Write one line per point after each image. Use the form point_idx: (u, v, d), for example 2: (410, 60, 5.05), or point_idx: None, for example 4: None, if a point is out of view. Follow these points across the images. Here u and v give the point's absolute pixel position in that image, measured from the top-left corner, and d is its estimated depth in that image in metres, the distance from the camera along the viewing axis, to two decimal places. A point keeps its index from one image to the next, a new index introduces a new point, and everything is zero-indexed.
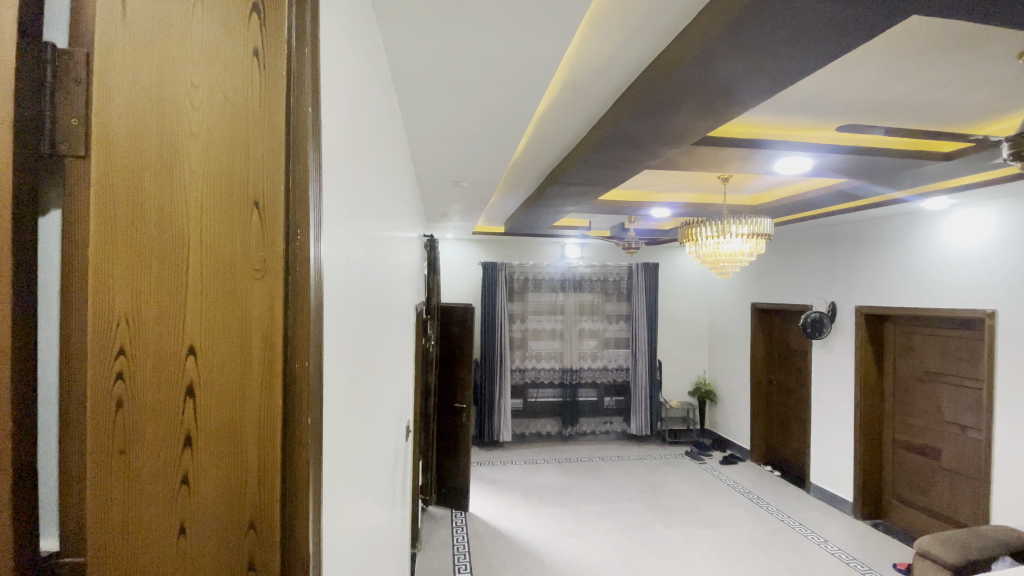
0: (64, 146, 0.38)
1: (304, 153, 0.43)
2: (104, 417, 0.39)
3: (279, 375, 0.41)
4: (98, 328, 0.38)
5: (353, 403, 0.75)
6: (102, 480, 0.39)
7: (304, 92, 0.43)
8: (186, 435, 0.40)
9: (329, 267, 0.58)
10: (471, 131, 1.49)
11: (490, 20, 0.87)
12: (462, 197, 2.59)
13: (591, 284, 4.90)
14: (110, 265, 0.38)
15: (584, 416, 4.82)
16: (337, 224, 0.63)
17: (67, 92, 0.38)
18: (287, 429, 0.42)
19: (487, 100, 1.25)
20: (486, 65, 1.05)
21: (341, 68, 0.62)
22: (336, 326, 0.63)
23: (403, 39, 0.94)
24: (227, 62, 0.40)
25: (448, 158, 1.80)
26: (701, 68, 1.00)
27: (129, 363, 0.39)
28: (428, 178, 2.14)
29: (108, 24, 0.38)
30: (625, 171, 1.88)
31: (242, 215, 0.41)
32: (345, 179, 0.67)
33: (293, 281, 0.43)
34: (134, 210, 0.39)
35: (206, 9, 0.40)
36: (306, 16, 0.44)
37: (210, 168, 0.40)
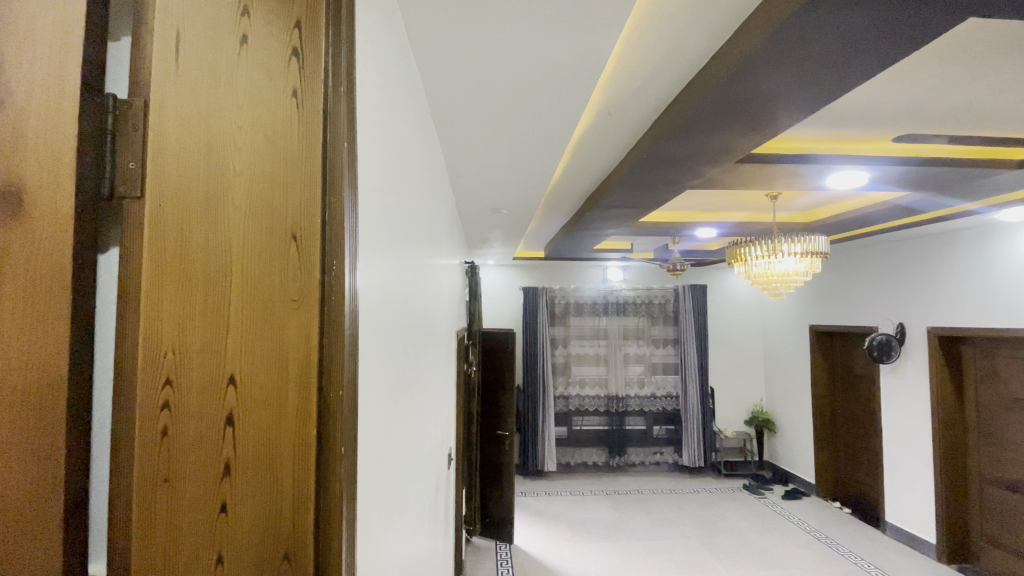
0: (122, 189, 0.41)
1: (338, 186, 0.44)
2: (150, 445, 0.40)
3: (314, 404, 0.42)
4: (147, 360, 0.40)
5: (393, 425, 0.75)
6: (146, 507, 0.40)
7: (340, 128, 0.45)
8: (225, 463, 0.41)
9: (368, 295, 0.58)
10: (509, 157, 1.52)
11: (523, 46, 0.90)
12: (502, 223, 2.63)
13: (636, 307, 4.78)
14: (161, 298, 0.40)
15: (633, 446, 4.65)
16: (378, 251, 0.64)
17: (126, 138, 0.41)
18: (321, 458, 0.42)
19: (523, 126, 1.27)
20: (520, 91, 1.07)
21: (379, 101, 0.65)
22: (377, 350, 0.63)
23: (439, 70, 0.98)
24: (270, 104, 0.43)
25: (487, 185, 1.84)
26: (740, 85, 0.98)
27: (176, 393, 0.40)
28: (468, 206, 2.19)
29: (163, 74, 0.41)
30: (666, 192, 1.85)
31: (281, 249, 0.42)
32: (385, 208, 0.68)
33: (329, 312, 0.43)
34: (183, 246, 0.41)
35: (249, 55, 0.43)
36: (343, 56, 0.46)
37: (252, 204, 0.42)
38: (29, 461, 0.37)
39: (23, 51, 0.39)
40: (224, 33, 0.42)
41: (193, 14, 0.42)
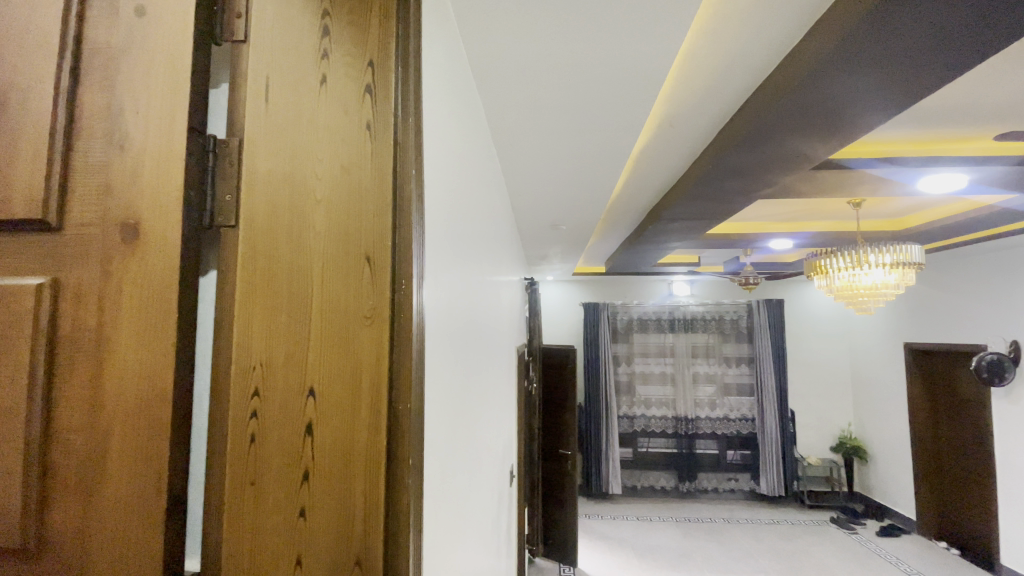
0: (221, 219, 0.46)
1: (407, 210, 0.47)
2: (240, 450, 0.43)
3: (384, 416, 0.44)
4: (238, 373, 0.44)
5: (457, 438, 0.76)
6: (234, 508, 0.43)
7: (409, 156, 0.48)
8: (304, 470, 0.43)
9: (434, 311, 0.61)
10: (567, 174, 1.54)
11: (581, 64, 0.92)
12: (562, 240, 2.63)
13: (705, 324, 4.57)
14: (252, 316, 0.44)
15: (704, 471, 4.42)
16: (441, 270, 0.66)
17: (224, 174, 0.46)
18: (391, 467, 0.44)
19: (582, 142, 1.28)
20: (578, 108, 1.09)
21: (442, 123, 0.68)
22: (440, 366, 0.65)
23: (499, 93, 1.02)
24: (346, 137, 0.46)
25: (546, 202, 1.86)
26: (812, 89, 0.94)
27: (262, 403, 0.44)
28: (527, 223, 2.22)
29: (255, 116, 0.46)
30: (733, 203, 1.78)
31: (355, 270, 0.45)
32: (447, 229, 0.71)
33: (398, 327, 0.45)
34: (270, 268, 0.45)
35: (328, 95, 0.47)
36: (410, 90, 0.49)
37: (331, 228, 0.45)
38: (142, 460, 0.43)
39: (141, 102, 0.45)
40: (307, 75, 0.47)
41: (281, 61, 0.47)
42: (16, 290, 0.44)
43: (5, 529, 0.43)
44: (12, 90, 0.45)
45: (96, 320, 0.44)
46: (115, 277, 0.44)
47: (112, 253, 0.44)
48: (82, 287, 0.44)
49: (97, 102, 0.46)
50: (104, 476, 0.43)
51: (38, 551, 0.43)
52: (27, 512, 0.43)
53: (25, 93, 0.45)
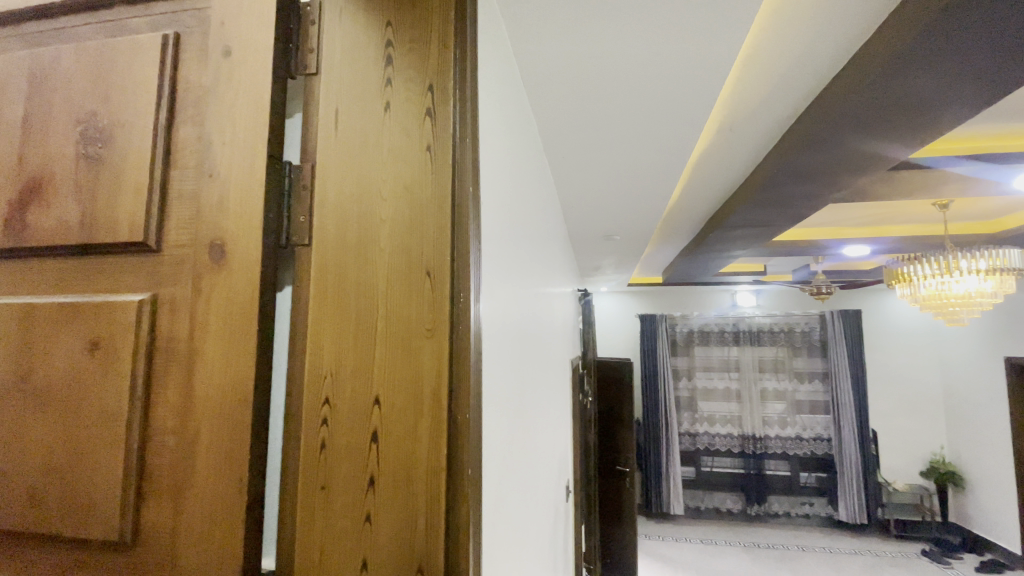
0: (296, 238, 0.49)
1: (465, 226, 0.48)
2: (312, 455, 0.46)
3: (445, 426, 0.45)
4: (311, 382, 0.47)
5: (514, 452, 0.77)
6: (307, 510, 0.46)
7: (466, 175, 0.49)
8: (370, 477, 0.45)
9: (490, 323, 0.62)
10: (621, 184, 1.53)
11: (632, 73, 0.92)
12: (616, 250, 2.60)
13: (773, 336, 4.32)
14: (324, 328, 0.47)
15: (775, 494, 4.15)
16: (496, 284, 0.68)
17: (299, 197, 0.50)
18: (451, 475, 0.45)
19: (635, 151, 1.28)
20: (630, 117, 1.09)
21: (496, 139, 0.70)
22: (496, 378, 0.66)
23: (551, 106, 1.04)
24: (408, 159, 0.49)
25: (600, 212, 1.85)
26: (884, 87, 0.88)
27: (333, 411, 0.46)
28: (581, 234, 2.22)
29: (327, 142, 0.50)
30: (800, 209, 1.70)
31: (417, 284, 0.47)
32: (502, 243, 0.73)
33: (458, 339, 0.47)
34: (339, 284, 0.48)
35: (392, 119, 0.49)
36: (467, 111, 0.51)
37: (394, 245, 0.48)
38: (226, 463, 0.46)
39: (225, 134, 0.50)
40: (372, 102, 0.50)
41: (349, 90, 0.50)
42: (119, 304, 0.50)
43: (108, 521, 0.48)
44: (120, 130, 0.52)
45: (188, 332, 0.49)
46: (204, 294, 0.49)
47: (202, 272, 0.49)
48: (177, 302, 0.49)
49: (191, 137, 0.51)
50: (191, 477, 0.47)
51: (135, 543, 0.48)
52: (128, 506, 0.48)
53: (131, 132, 0.51)
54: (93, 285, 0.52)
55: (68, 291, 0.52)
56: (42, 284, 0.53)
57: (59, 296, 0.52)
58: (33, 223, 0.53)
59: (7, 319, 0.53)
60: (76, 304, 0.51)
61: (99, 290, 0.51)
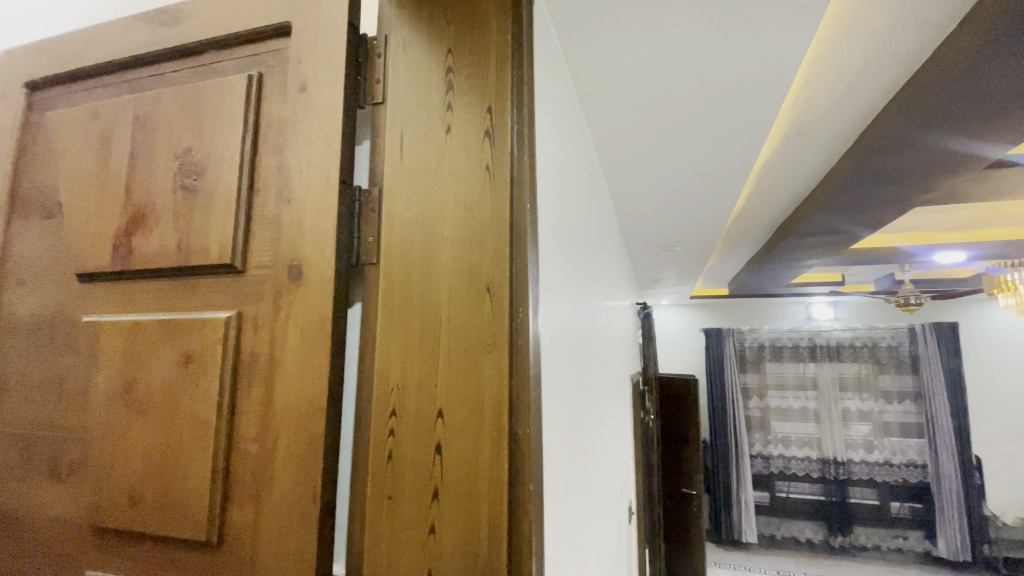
0: (366, 257, 0.53)
1: (524, 242, 0.49)
2: (379, 465, 0.48)
3: (506, 440, 0.46)
4: (379, 395, 0.49)
5: (574, 468, 0.76)
6: (375, 518, 0.47)
7: (525, 192, 0.50)
8: (434, 489, 0.46)
9: (548, 338, 0.63)
10: (681, 194, 1.50)
11: (688, 80, 0.90)
12: (677, 262, 2.53)
13: (854, 352, 4.00)
14: (390, 342, 0.50)
15: (862, 525, 3.80)
16: (554, 299, 0.68)
17: (369, 219, 0.53)
18: (513, 491, 0.45)
19: (696, 159, 1.24)
20: (688, 125, 1.07)
21: (552, 155, 0.72)
22: (556, 392, 0.66)
23: (606, 120, 1.05)
24: (468, 178, 0.50)
25: (659, 224, 1.82)
26: (972, 80, 0.82)
27: (399, 422, 0.48)
28: (639, 246, 2.18)
29: (392, 166, 0.53)
30: (880, 214, 1.57)
31: (477, 300, 0.48)
32: (559, 257, 0.73)
33: (517, 354, 0.47)
34: (404, 300, 0.50)
35: (453, 141, 0.51)
36: (524, 130, 0.52)
37: (455, 262, 0.49)
38: (300, 471, 0.49)
39: (301, 162, 0.54)
40: (434, 126, 0.52)
41: (413, 115, 0.53)
42: (209, 321, 0.54)
43: (198, 522, 0.52)
44: (209, 163, 0.57)
45: (269, 346, 0.52)
46: (282, 311, 0.52)
47: (281, 290, 0.53)
48: (259, 318, 0.53)
49: (272, 167, 0.56)
50: (271, 483, 0.50)
51: (221, 544, 0.51)
52: (214, 510, 0.52)
53: (220, 163, 0.57)
54: (186, 303, 0.57)
55: (165, 309, 0.58)
56: (144, 303, 0.59)
57: (158, 313, 0.58)
58: (137, 248, 0.59)
59: (115, 334, 0.59)
60: (172, 320, 0.56)
61: (192, 307, 0.57)
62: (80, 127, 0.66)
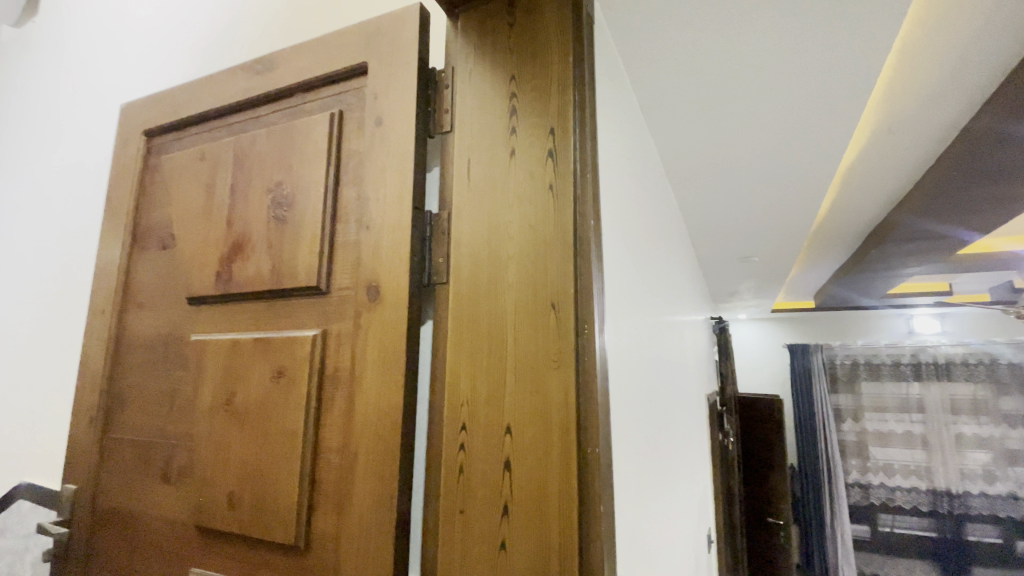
0: (437, 277, 0.56)
1: (588, 258, 0.50)
2: (451, 478, 0.50)
3: (575, 458, 0.45)
4: (450, 409, 0.51)
5: (647, 488, 0.74)
6: (448, 530, 0.49)
7: (588, 209, 0.51)
8: (504, 505, 0.47)
9: (615, 355, 0.62)
10: (756, 203, 1.43)
11: (759, 84, 0.87)
12: (754, 274, 2.40)
13: (967, 370, 3.54)
14: (460, 357, 0.52)
15: (981, 567, 3.36)
16: (621, 315, 0.67)
17: (439, 241, 0.57)
18: (583, 509, 0.45)
19: (771, 165, 1.18)
20: (761, 131, 1.02)
21: (616, 171, 0.72)
22: (625, 409, 0.65)
23: (673, 131, 1.03)
24: (531, 198, 0.52)
25: (733, 235, 1.74)
26: None
27: (469, 436, 0.49)
28: (712, 259, 2.10)
29: (460, 190, 0.56)
30: (993, 215, 1.41)
31: (542, 316, 0.49)
32: (626, 272, 0.73)
33: (583, 370, 0.47)
34: (473, 317, 0.52)
35: (517, 163, 0.53)
36: (587, 148, 0.53)
37: (521, 278, 0.50)
38: (378, 482, 0.52)
39: (377, 190, 0.58)
40: (499, 149, 0.54)
41: (479, 140, 0.56)
42: (298, 338, 0.59)
43: (287, 527, 0.56)
44: (297, 194, 0.63)
45: (350, 362, 0.56)
46: (362, 329, 0.56)
47: (361, 308, 0.57)
48: (341, 336, 0.58)
49: (351, 195, 0.61)
50: (351, 491, 0.53)
51: (307, 549, 0.55)
52: (301, 515, 0.55)
53: (307, 193, 0.62)
54: (278, 322, 0.63)
55: (260, 327, 0.64)
56: (242, 322, 0.66)
57: (254, 331, 0.64)
58: (237, 272, 0.66)
59: (218, 351, 0.66)
60: (264, 338, 0.62)
61: (283, 326, 0.62)
62: (190, 168, 0.75)
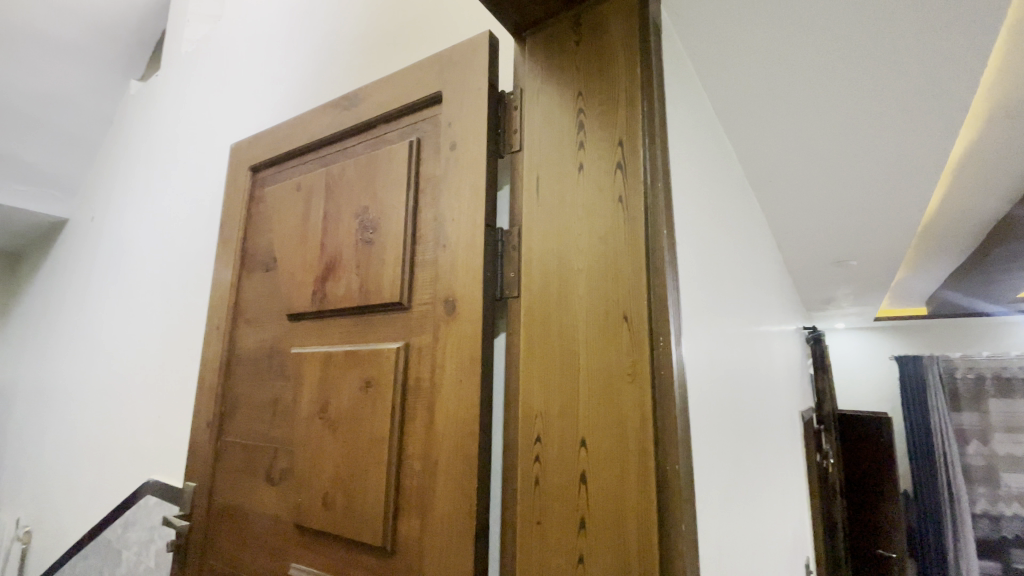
0: (509, 292, 0.58)
1: (662, 268, 0.49)
2: (527, 488, 0.51)
3: (653, 474, 0.44)
4: (525, 420, 0.52)
5: (735, 508, 0.71)
6: (526, 539, 0.50)
7: (660, 220, 0.50)
8: (580, 518, 0.47)
9: (694, 368, 0.60)
10: (851, 203, 1.32)
11: (845, 75, 0.81)
12: (851, 279, 2.20)
13: None
14: (533, 370, 0.53)
15: None
16: (699, 326, 0.65)
17: (510, 257, 0.59)
18: (663, 526, 0.44)
19: (866, 160, 1.08)
20: (851, 125, 0.95)
21: (690, 178, 0.70)
22: (707, 424, 0.62)
23: (751, 133, 0.99)
24: (601, 212, 0.52)
25: (825, 237, 1.61)
26: None
27: (544, 448, 0.50)
28: (802, 264, 1.95)
29: (530, 207, 0.58)
30: None
31: (615, 329, 0.49)
32: (704, 281, 0.70)
33: (660, 383, 0.47)
34: (545, 330, 0.53)
35: (586, 177, 0.54)
36: (657, 158, 0.53)
37: (593, 292, 0.51)
38: (458, 489, 0.54)
39: (452, 211, 0.62)
40: (567, 164, 0.56)
41: (547, 157, 0.58)
42: (383, 351, 0.64)
43: (375, 529, 0.59)
44: (380, 217, 0.68)
45: (430, 373, 0.59)
46: (440, 341, 0.59)
47: (439, 323, 0.60)
48: (421, 348, 0.61)
49: (428, 215, 0.64)
50: (433, 497, 0.56)
51: (393, 550, 0.58)
52: (387, 518, 0.59)
53: (390, 215, 0.67)
54: (365, 336, 0.68)
55: (349, 341, 0.69)
56: (333, 336, 0.72)
57: (344, 344, 0.70)
58: (329, 291, 0.73)
59: (313, 363, 0.72)
60: (354, 351, 0.67)
61: (370, 340, 0.67)
62: (288, 198, 0.84)
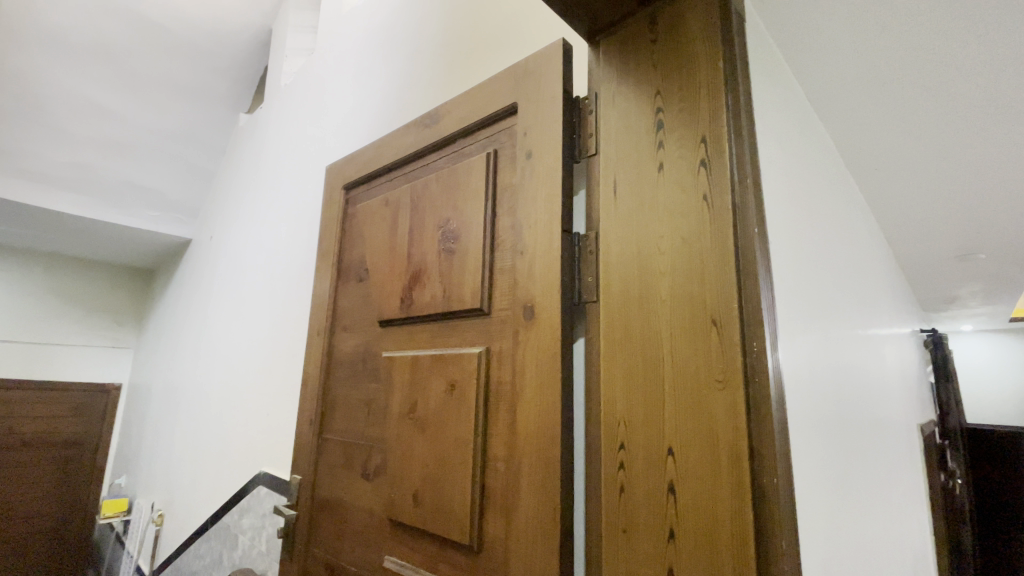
0: (588, 297, 0.58)
1: (754, 269, 0.47)
2: (612, 494, 0.50)
3: (749, 487, 0.42)
4: (608, 426, 0.52)
5: (843, 527, 0.65)
6: (613, 547, 0.50)
7: (750, 218, 0.48)
8: (669, 528, 0.46)
9: (791, 374, 0.56)
10: (977, 189, 1.16)
11: (960, 45, 0.73)
12: (981, 275, 1.92)
13: None
14: (615, 375, 0.53)
15: None
16: (796, 329, 0.61)
17: (588, 261, 0.59)
18: (762, 541, 0.42)
19: (996, 139, 0.95)
20: (972, 100, 0.85)
21: (782, 171, 0.66)
22: (808, 435, 0.58)
23: (850, 119, 0.91)
24: (684, 212, 0.51)
25: (947, 229, 1.43)
26: None
27: (628, 455, 0.50)
28: (918, 260, 1.74)
29: (608, 211, 0.57)
30: None
31: (702, 334, 0.47)
32: (800, 281, 0.66)
33: (754, 390, 0.44)
34: (627, 335, 0.53)
35: (667, 177, 0.53)
36: (745, 153, 0.50)
37: (677, 295, 0.50)
38: (541, 493, 0.55)
39: (529, 217, 0.63)
40: (646, 166, 0.55)
41: (625, 160, 0.57)
42: (466, 356, 0.66)
43: (463, 526, 0.62)
44: (462, 226, 0.71)
45: (512, 377, 0.61)
46: (520, 346, 0.60)
47: (519, 327, 0.61)
48: (502, 353, 0.63)
49: (507, 223, 0.66)
50: (517, 499, 0.57)
51: (480, 549, 0.60)
52: (474, 516, 0.61)
53: (470, 224, 0.70)
54: (450, 341, 0.71)
55: (434, 346, 0.73)
56: (420, 341, 0.76)
57: (430, 349, 0.73)
58: (415, 298, 0.77)
59: (402, 367, 0.77)
60: (439, 354, 0.70)
61: (453, 345, 0.70)
62: (377, 213, 0.90)
